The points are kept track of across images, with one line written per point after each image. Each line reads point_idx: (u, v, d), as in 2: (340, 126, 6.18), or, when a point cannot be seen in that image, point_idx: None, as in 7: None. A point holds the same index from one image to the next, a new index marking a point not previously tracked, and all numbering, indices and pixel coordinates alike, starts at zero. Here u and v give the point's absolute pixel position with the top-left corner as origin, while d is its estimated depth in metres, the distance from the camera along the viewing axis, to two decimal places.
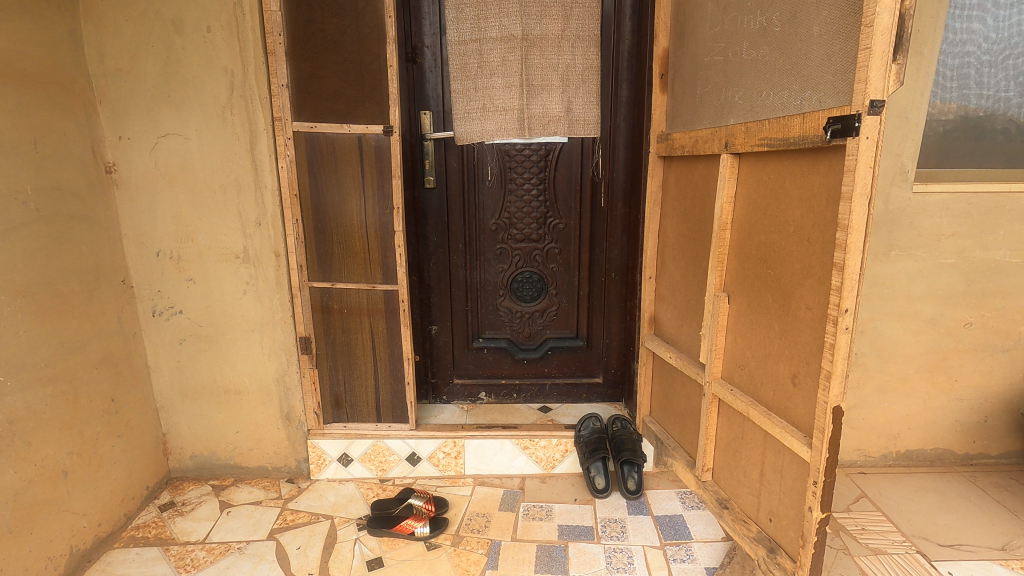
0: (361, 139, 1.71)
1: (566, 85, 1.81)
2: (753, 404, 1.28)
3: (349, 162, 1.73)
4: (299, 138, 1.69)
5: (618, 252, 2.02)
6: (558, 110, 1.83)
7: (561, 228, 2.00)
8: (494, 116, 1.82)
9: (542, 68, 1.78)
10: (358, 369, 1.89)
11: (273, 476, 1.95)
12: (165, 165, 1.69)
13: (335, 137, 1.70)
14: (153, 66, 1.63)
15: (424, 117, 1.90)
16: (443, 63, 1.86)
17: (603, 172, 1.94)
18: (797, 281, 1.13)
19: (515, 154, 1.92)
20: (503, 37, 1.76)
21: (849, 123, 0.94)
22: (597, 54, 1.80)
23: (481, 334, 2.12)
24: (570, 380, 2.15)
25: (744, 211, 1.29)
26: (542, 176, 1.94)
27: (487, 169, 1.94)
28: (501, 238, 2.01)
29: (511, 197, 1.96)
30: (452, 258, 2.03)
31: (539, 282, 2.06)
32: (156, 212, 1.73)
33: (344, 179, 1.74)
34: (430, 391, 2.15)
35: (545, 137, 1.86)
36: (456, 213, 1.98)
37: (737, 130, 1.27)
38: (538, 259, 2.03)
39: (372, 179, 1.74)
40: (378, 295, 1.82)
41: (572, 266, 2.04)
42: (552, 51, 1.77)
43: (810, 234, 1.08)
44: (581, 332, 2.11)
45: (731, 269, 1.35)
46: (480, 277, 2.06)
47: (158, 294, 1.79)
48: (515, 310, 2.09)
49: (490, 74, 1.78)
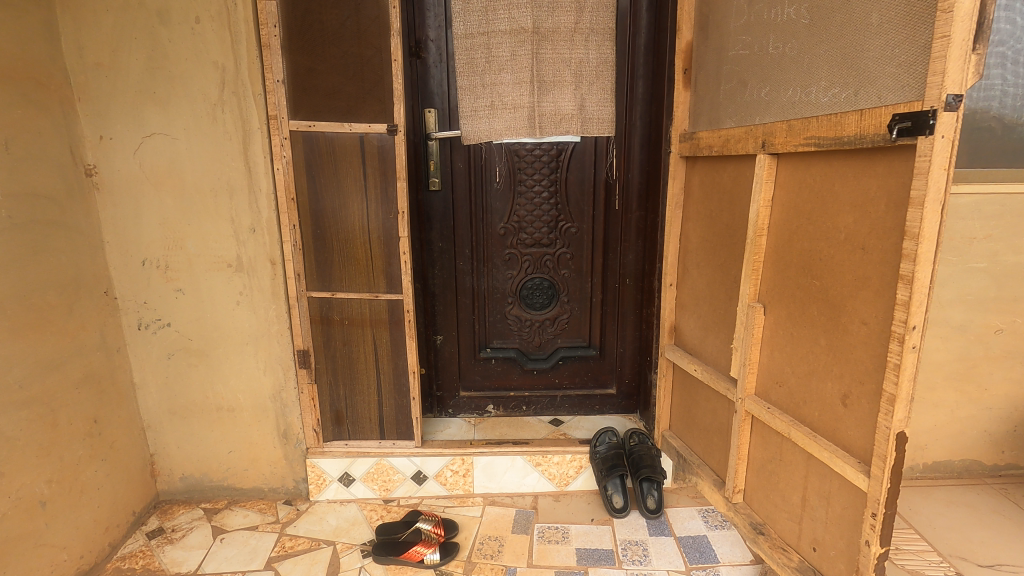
0: (363, 138, 1.57)
1: (579, 81, 1.72)
2: (795, 424, 1.18)
3: (351, 163, 1.59)
4: (296, 138, 1.57)
5: (633, 257, 1.91)
6: (570, 107, 1.74)
7: (573, 232, 1.90)
8: (503, 114, 1.74)
9: (553, 63, 1.70)
10: (360, 384, 1.77)
11: (270, 497, 1.84)
12: (151, 167, 1.57)
13: (335, 137, 1.57)
14: (137, 60, 1.50)
15: (428, 115, 1.79)
16: (448, 58, 1.75)
17: (618, 173, 1.84)
18: (849, 293, 1.03)
19: (525, 153, 1.82)
20: (512, 30, 1.68)
21: (919, 120, 0.84)
22: (611, 49, 1.71)
23: (489, 344, 2.01)
24: (582, 391, 2.04)
25: (782, 217, 1.21)
26: (553, 178, 1.84)
27: (495, 170, 1.84)
28: (510, 242, 1.90)
29: (521, 200, 1.86)
30: (458, 264, 1.91)
31: (550, 289, 1.95)
32: (142, 218, 1.60)
33: (345, 181, 1.60)
34: (435, 405, 2.03)
35: (557, 136, 1.77)
36: (462, 216, 1.87)
37: (776, 128, 1.17)
38: (549, 265, 1.92)
39: (375, 181, 1.60)
40: (381, 305, 1.69)
41: (584, 272, 1.94)
42: (563, 44, 1.69)
43: (865, 242, 0.99)
44: (594, 341, 2.01)
45: (767, 277, 1.26)
46: (488, 284, 1.94)
47: (143, 305, 1.67)
48: (524, 318, 1.97)
49: (499, 69, 1.70)
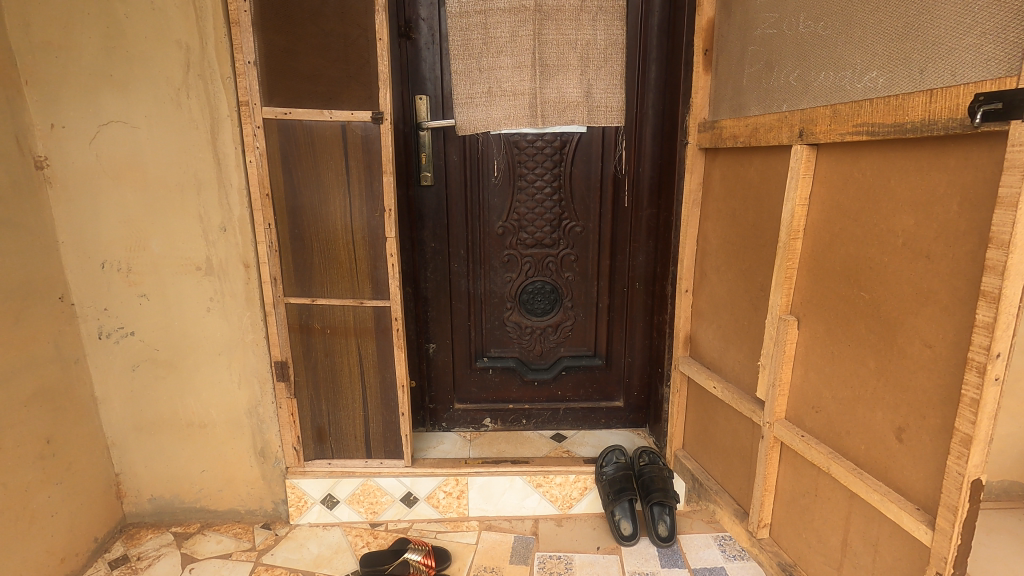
0: (345, 126, 1.40)
1: (585, 65, 1.57)
2: (836, 457, 1.03)
3: (332, 155, 1.42)
4: (270, 126, 1.40)
5: (643, 259, 1.75)
6: (576, 94, 1.59)
7: (578, 231, 1.74)
8: (502, 101, 1.58)
9: (557, 45, 1.55)
10: (344, 399, 1.61)
11: (246, 520, 1.69)
12: (108, 159, 1.41)
13: (314, 125, 1.40)
14: (91, 38, 1.34)
15: (420, 103, 1.62)
16: (441, 39, 1.59)
17: (627, 167, 1.68)
18: (909, 310, 0.87)
19: (526, 145, 1.66)
20: (512, 8, 1.53)
21: (1014, 100, 0.68)
22: (621, 29, 1.55)
23: (486, 353, 1.85)
24: (586, 403, 1.88)
25: (823, 218, 1.04)
26: (556, 172, 1.68)
27: (492, 163, 1.67)
28: (509, 243, 1.74)
29: (521, 196, 1.70)
30: (453, 266, 1.76)
31: (553, 293, 1.79)
32: (100, 216, 1.44)
33: (326, 174, 1.43)
34: (427, 418, 1.88)
35: (562, 126, 1.61)
36: (457, 214, 1.71)
37: (817, 114, 1.00)
38: (552, 267, 1.76)
39: (359, 175, 1.43)
40: (367, 313, 1.53)
41: (589, 276, 1.78)
42: (568, 24, 1.54)
43: (930, 250, 0.83)
44: (600, 350, 1.85)
45: (802, 287, 1.10)
46: (485, 288, 1.78)
47: (104, 312, 1.51)
48: (524, 325, 1.81)
49: (498, 51, 1.55)
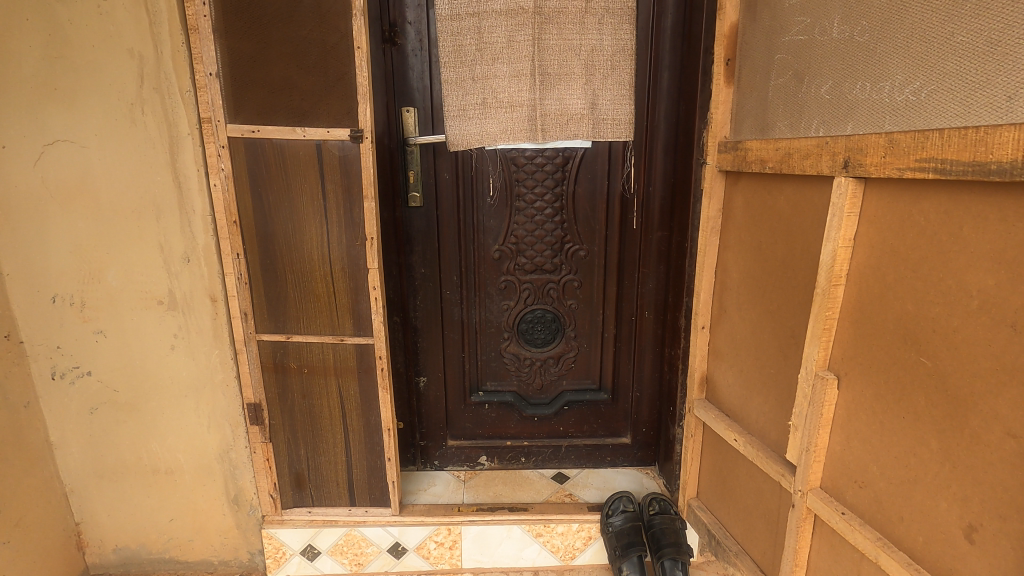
0: (321, 146, 1.24)
1: (590, 73, 1.41)
2: (886, 545, 0.88)
3: (306, 177, 1.26)
4: (237, 146, 1.24)
5: (653, 286, 1.59)
6: (579, 106, 1.43)
7: (582, 255, 1.58)
8: (497, 114, 1.43)
9: (558, 51, 1.39)
10: (324, 443, 1.46)
11: (220, 572, 1.55)
12: (55, 182, 1.25)
13: (285, 144, 1.24)
14: (31, 46, 1.17)
15: (407, 115, 1.46)
16: (430, 45, 1.43)
17: (636, 186, 1.52)
18: (987, 389, 0.71)
19: (524, 162, 1.51)
20: (509, 10, 1.37)
21: None
22: (630, 33, 1.39)
23: (481, 386, 1.70)
24: (590, 440, 1.74)
25: (873, 264, 0.88)
26: (558, 191, 1.53)
27: (487, 182, 1.52)
28: (506, 268, 1.59)
29: (519, 218, 1.55)
30: (445, 293, 1.60)
31: (554, 322, 1.64)
32: (48, 246, 1.29)
33: (300, 199, 1.28)
34: (418, 456, 1.74)
35: (564, 142, 1.46)
36: (449, 237, 1.56)
37: (865, 142, 0.84)
38: (553, 294, 1.61)
39: (338, 201, 1.28)
40: (348, 351, 1.38)
41: (594, 303, 1.63)
42: (571, 28, 1.38)
43: (1019, 320, 0.67)
44: (605, 383, 1.70)
45: (843, 341, 0.95)
46: (480, 317, 1.63)
47: (56, 351, 1.36)
48: (523, 356, 1.66)
49: (493, 58, 1.40)
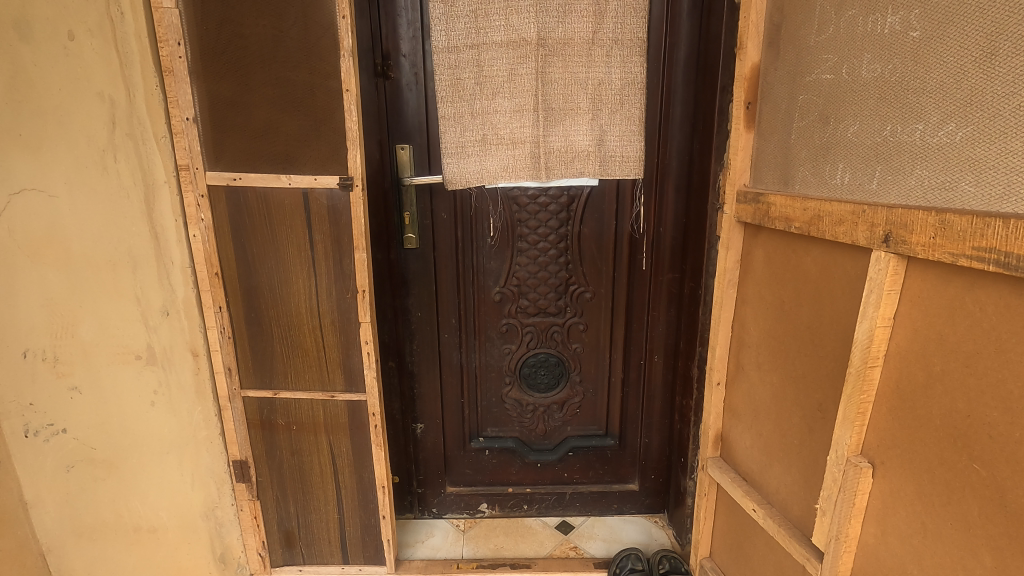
0: (308, 194, 1.15)
1: (597, 107, 1.31)
2: None
3: (292, 227, 1.17)
4: (217, 195, 1.16)
5: (663, 330, 1.50)
6: (586, 141, 1.33)
7: (588, 298, 1.50)
8: (498, 151, 1.33)
9: (563, 85, 1.30)
10: (314, 500, 1.38)
11: None
12: (22, 232, 1.14)
13: (269, 192, 1.15)
14: None
15: (401, 153, 1.37)
16: (426, 78, 1.34)
17: (646, 226, 1.43)
18: None
19: (527, 202, 1.42)
20: (511, 42, 1.27)
21: None
22: (640, 66, 1.29)
23: (482, 432, 1.62)
24: (596, 487, 1.66)
25: (916, 350, 0.79)
26: (562, 231, 1.44)
27: (488, 222, 1.43)
28: (508, 311, 1.50)
29: (521, 259, 1.46)
30: (443, 337, 1.52)
31: (558, 366, 1.55)
32: (16, 299, 1.17)
33: (286, 250, 1.19)
34: (415, 503, 1.66)
35: (570, 180, 1.36)
36: (447, 279, 1.47)
37: (910, 218, 0.75)
38: (557, 338, 1.53)
39: (326, 252, 1.18)
40: (339, 407, 1.29)
41: (600, 347, 1.54)
42: (577, 60, 1.28)
43: None
44: (612, 428, 1.62)
45: (879, 427, 0.86)
46: (480, 361, 1.55)
47: (28, 408, 1.25)
48: (525, 402, 1.58)
49: (493, 93, 1.30)
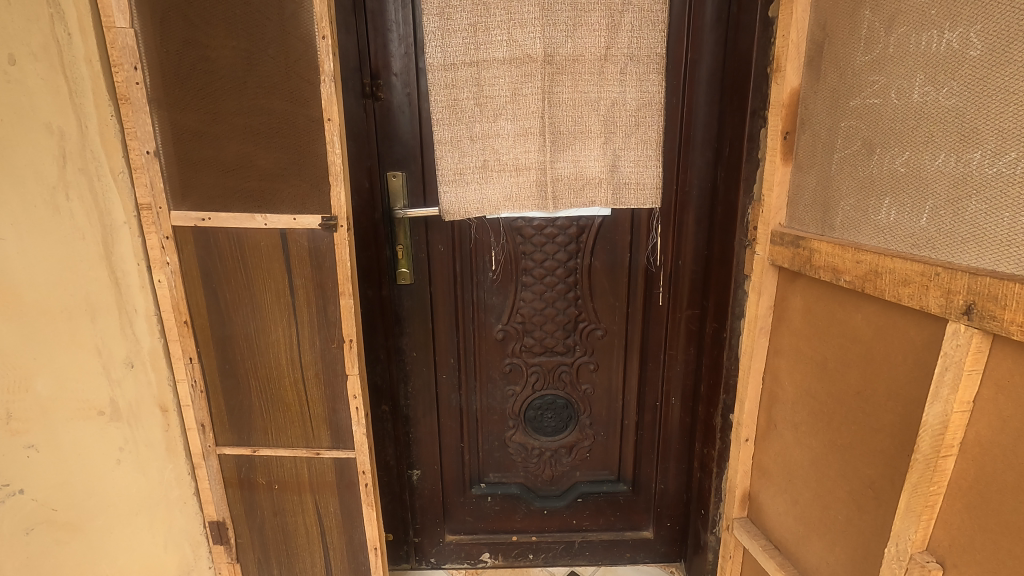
0: (286, 235, 1.02)
1: (611, 131, 1.18)
2: None
3: (270, 271, 1.04)
4: (184, 237, 1.03)
5: (680, 370, 1.38)
6: (599, 168, 1.20)
7: (599, 335, 1.37)
8: (500, 179, 1.20)
9: (573, 106, 1.17)
10: (300, 563, 1.25)
11: None
12: None
13: (243, 234, 1.02)
14: None
15: (393, 181, 1.24)
16: (421, 99, 1.21)
17: (663, 259, 1.30)
18: None
19: (532, 233, 1.29)
20: (515, 58, 1.14)
21: None
22: (658, 84, 1.16)
23: (483, 477, 1.49)
24: (607, 535, 1.53)
25: (1002, 444, 0.66)
26: (571, 265, 1.31)
27: (489, 255, 1.30)
28: (512, 350, 1.38)
29: (526, 295, 1.33)
30: (441, 378, 1.39)
31: (566, 409, 1.43)
32: None
33: (263, 296, 1.06)
34: (411, 553, 1.53)
35: (580, 210, 1.23)
36: (445, 316, 1.34)
37: (999, 290, 0.62)
38: (565, 378, 1.40)
39: (308, 297, 1.05)
40: (326, 465, 1.16)
41: (612, 387, 1.42)
42: (588, 78, 1.15)
43: None
44: (624, 473, 1.49)
45: (949, 524, 0.73)
46: (481, 404, 1.42)
47: None
48: (530, 446, 1.45)
49: (495, 115, 1.17)
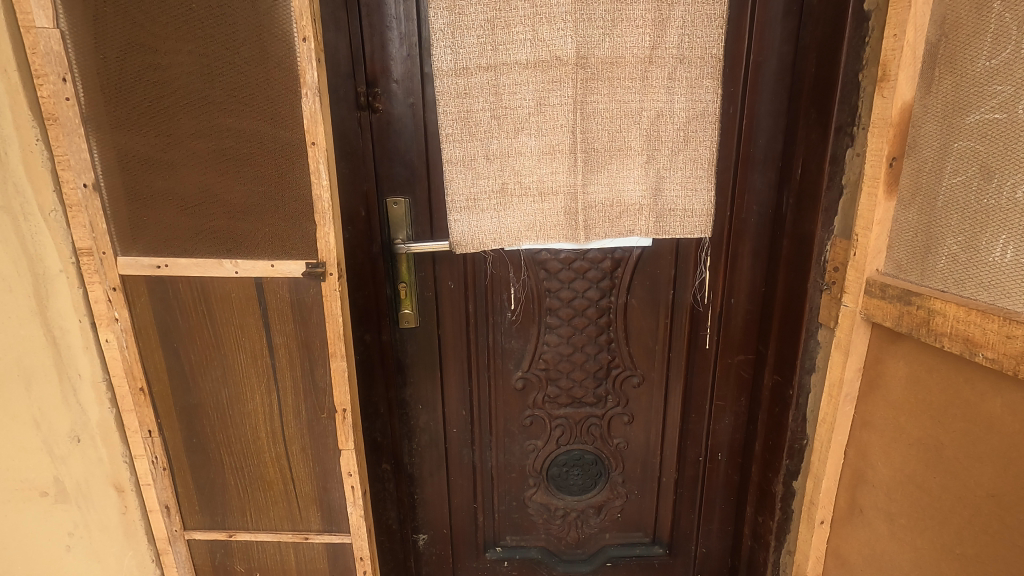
0: (262, 284, 0.83)
1: (655, 148, 0.98)
2: None
3: (243, 328, 0.85)
4: (136, 287, 0.83)
5: (728, 422, 1.19)
6: (640, 192, 1.00)
7: (635, 383, 1.18)
8: (522, 206, 1.00)
9: (610, 118, 0.97)
10: None
11: None
12: None
13: (209, 283, 0.83)
14: None
15: (394, 207, 1.04)
16: (427, 110, 1.00)
17: (712, 297, 1.10)
18: None
19: (558, 267, 1.09)
20: (540, 61, 0.94)
21: None
22: (713, 92, 0.96)
23: (499, 540, 1.30)
24: None
25: None
26: (604, 303, 1.12)
27: (507, 293, 1.11)
28: (533, 400, 1.18)
29: (551, 338, 1.14)
30: (451, 432, 1.20)
31: (595, 465, 1.24)
32: None
33: (235, 358, 0.86)
34: None
35: (617, 242, 1.03)
36: (456, 363, 1.15)
37: None
38: (595, 431, 1.21)
39: (291, 358, 0.86)
40: (316, 551, 0.97)
41: (649, 440, 1.22)
42: (629, 85, 0.95)
43: None
44: (660, 535, 1.30)
45: None
46: (497, 460, 1.23)
47: None
48: (554, 506, 1.26)
49: (516, 129, 0.97)
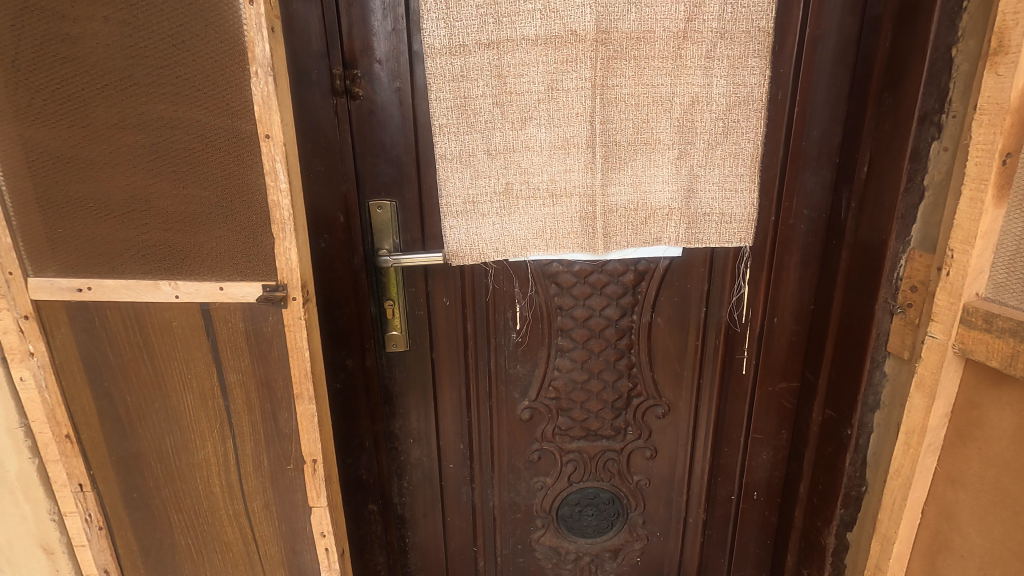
0: (210, 311, 0.67)
1: (689, 141, 0.82)
2: None
3: (189, 363, 0.69)
4: (54, 315, 0.67)
5: (765, 457, 1.03)
6: (670, 194, 0.84)
7: (659, 413, 1.02)
8: (530, 211, 0.84)
9: (637, 105, 0.80)
10: None
11: None
12: None
13: (145, 310, 0.67)
14: None
15: (378, 212, 0.88)
16: (416, 96, 0.84)
17: (750, 316, 0.95)
18: None
19: (572, 281, 0.93)
20: (552, 35, 0.77)
21: None
22: (761, 74, 0.79)
23: None
24: None
25: None
26: (624, 323, 0.96)
27: (512, 311, 0.95)
28: (541, 432, 1.03)
29: (562, 363, 0.98)
30: (447, 469, 1.05)
31: (612, 504, 1.08)
32: None
33: (181, 399, 0.71)
34: None
35: (642, 252, 0.87)
36: (452, 391, 0.99)
37: None
38: (612, 467, 1.06)
39: (248, 400, 0.70)
40: None
41: (673, 477, 1.07)
42: (660, 65, 0.79)
43: None
44: None
45: None
46: (500, 499, 1.08)
47: None
48: (564, 550, 1.11)
49: (523, 118, 0.80)
